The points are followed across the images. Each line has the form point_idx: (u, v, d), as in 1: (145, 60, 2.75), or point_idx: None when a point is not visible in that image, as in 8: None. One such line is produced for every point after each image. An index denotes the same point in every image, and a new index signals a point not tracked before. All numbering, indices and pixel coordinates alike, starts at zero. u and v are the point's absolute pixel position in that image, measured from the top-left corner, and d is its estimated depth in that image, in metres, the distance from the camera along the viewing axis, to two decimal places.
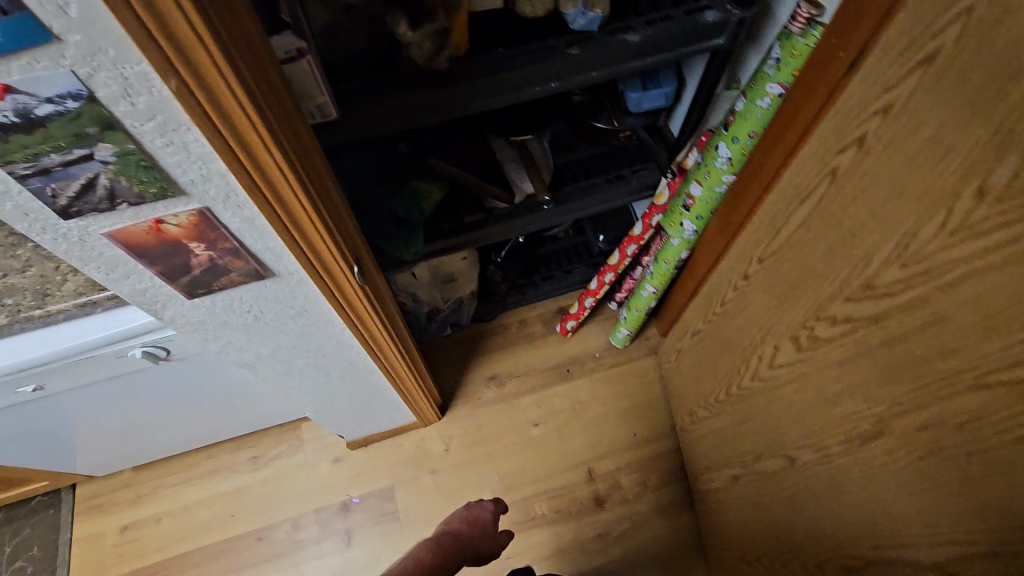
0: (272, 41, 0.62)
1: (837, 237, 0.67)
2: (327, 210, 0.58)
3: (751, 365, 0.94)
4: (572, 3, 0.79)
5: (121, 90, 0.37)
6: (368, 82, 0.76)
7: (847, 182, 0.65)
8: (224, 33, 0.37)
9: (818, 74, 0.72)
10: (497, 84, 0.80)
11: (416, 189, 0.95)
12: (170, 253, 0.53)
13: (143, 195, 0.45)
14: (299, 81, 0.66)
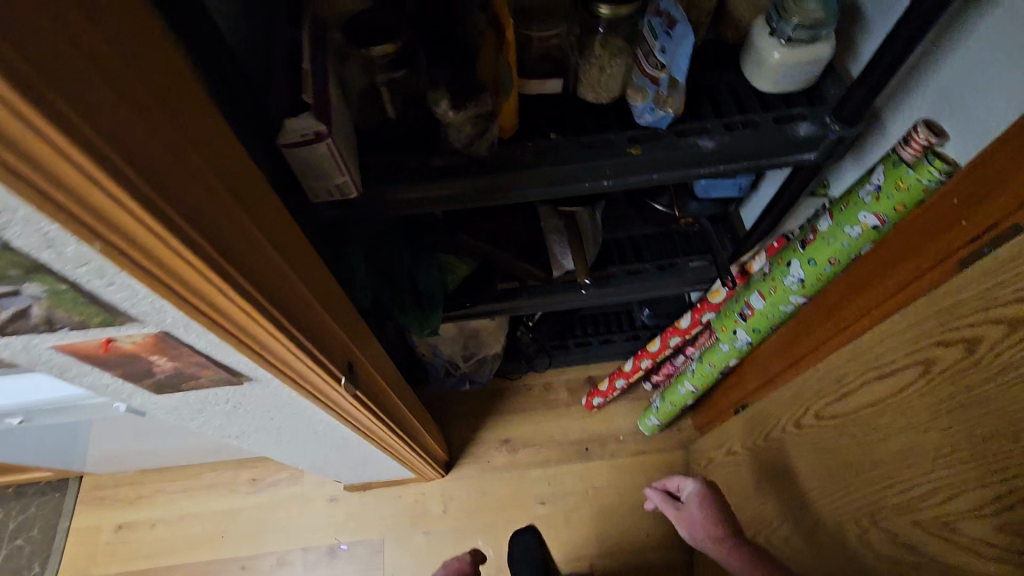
0: (285, 124, 0.55)
1: (925, 443, 0.55)
2: (310, 330, 0.51)
3: (803, 523, 0.83)
4: (642, 96, 0.69)
5: (43, 242, 0.31)
6: (401, 160, 0.70)
7: (948, 385, 0.52)
8: (160, 191, 0.30)
9: (930, 235, 0.60)
10: (543, 177, 0.71)
11: (443, 262, 0.88)
12: (128, 361, 0.47)
13: (86, 321, 0.39)
14: (314, 162, 0.59)
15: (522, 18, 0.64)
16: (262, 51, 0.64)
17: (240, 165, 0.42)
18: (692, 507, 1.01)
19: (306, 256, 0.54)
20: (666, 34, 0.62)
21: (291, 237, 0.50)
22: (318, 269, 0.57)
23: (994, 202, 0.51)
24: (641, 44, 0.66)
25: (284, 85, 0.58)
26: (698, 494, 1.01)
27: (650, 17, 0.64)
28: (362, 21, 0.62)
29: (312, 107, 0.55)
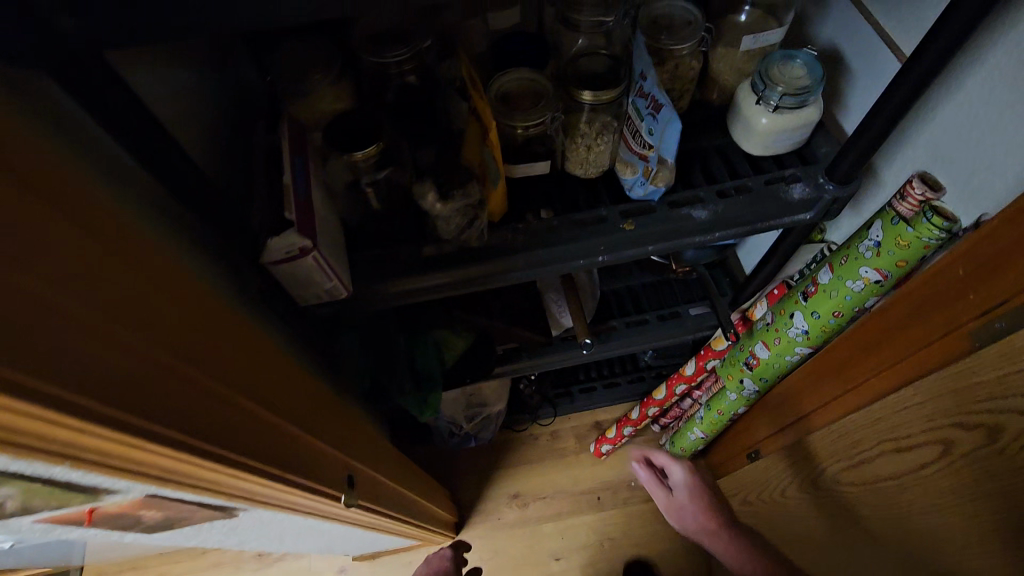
0: (268, 243, 0.53)
1: (971, 531, 0.52)
2: (301, 460, 0.49)
3: None
4: (631, 170, 0.68)
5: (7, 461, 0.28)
6: (391, 252, 0.68)
7: (988, 474, 0.50)
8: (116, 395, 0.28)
9: (934, 304, 0.57)
10: (536, 260, 0.69)
11: (440, 338, 0.87)
12: (115, 517, 0.44)
13: (66, 501, 0.37)
14: (301, 273, 0.58)
15: (504, 107, 0.63)
16: (243, 159, 0.62)
17: (195, 315, 0.40)
18: (681, 494, 1.05)
19: (281, 378, 0.52)
20: (651, 114, 0.63)
21: (262, 367, 0.49)
22: (295, 386, 0.55)
23: (1000, 282, 0.49)
24: (629, 123, 0.67)
25: (266, 199, 0.56)
26: (687, 483, 1.05)
27: (635, 96, 0.65)
28: (338, 124, 0.61)
29: (295, 224, 0.54)
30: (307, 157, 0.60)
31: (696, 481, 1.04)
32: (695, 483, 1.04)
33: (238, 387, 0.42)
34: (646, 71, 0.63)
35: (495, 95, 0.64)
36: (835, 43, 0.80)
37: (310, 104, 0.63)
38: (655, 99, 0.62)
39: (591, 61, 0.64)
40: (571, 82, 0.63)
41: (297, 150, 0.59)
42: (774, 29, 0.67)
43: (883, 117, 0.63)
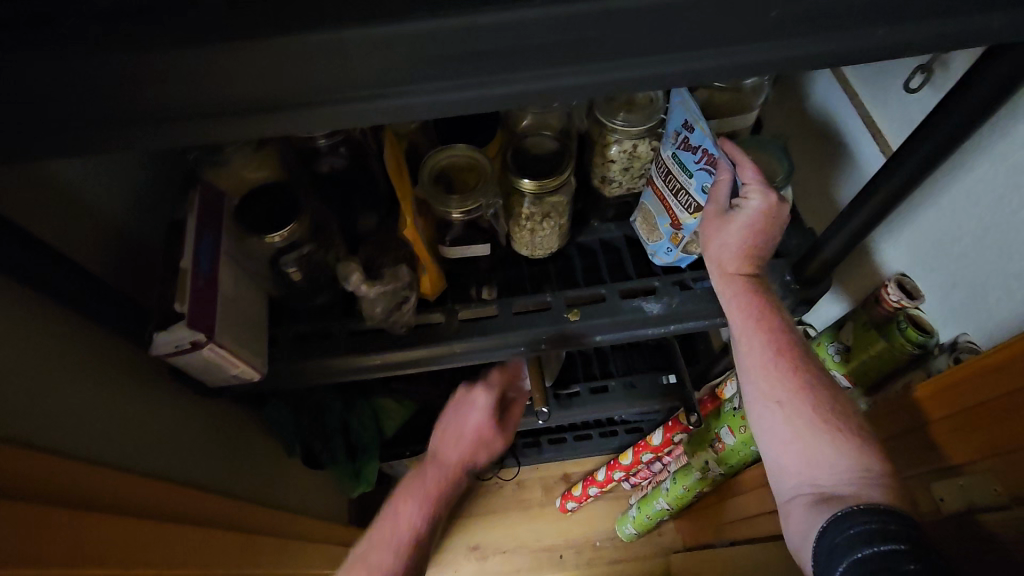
0: (155, 337, 0.49)
1: None
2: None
3: None
4: (661, 235, 0.64)
5: None
6: (316, 329, 0.63)
7: None
8: None
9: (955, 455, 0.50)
10: (470, 347, 0.63)
11: (382, 405, 0.81)
12: None
13: None
14: (201, 364, 0.53)
15: (435, 189, 0.58)
16: (150, 229, 0.58)
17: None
18: (721, 240, 0.55)
19: (196, 503, 0.54)
20: (703, 170, 0.55)
21: (172, 503, 0.51)
22: (212, 505, 0.56)
23: (960, 444, 0.48)
24: (667, 177, 0.60)
25: (165, 285, 0.52)
26: (752, 218, 0.53)
27: (677, 148, 0.57)
28: (256, 202, 0.58)
29: (186, 316, 0.49)
30: (218, 235, 0.55)
31: (773, 217, 0.53)
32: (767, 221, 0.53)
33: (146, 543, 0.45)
34: (694, 121, 0.54)
35: (430, 172, 0.59)
36: (821, 119, 0.74)
37: (231, 172, 0.58)
38: (709, 153, 0.53)
39: (536, 142, 0.61)
40: (511, 166, 0.59)
41: (207, 226, 0.54)
42: (746, 112, 0.62)
43: (855, 223, 0.57)
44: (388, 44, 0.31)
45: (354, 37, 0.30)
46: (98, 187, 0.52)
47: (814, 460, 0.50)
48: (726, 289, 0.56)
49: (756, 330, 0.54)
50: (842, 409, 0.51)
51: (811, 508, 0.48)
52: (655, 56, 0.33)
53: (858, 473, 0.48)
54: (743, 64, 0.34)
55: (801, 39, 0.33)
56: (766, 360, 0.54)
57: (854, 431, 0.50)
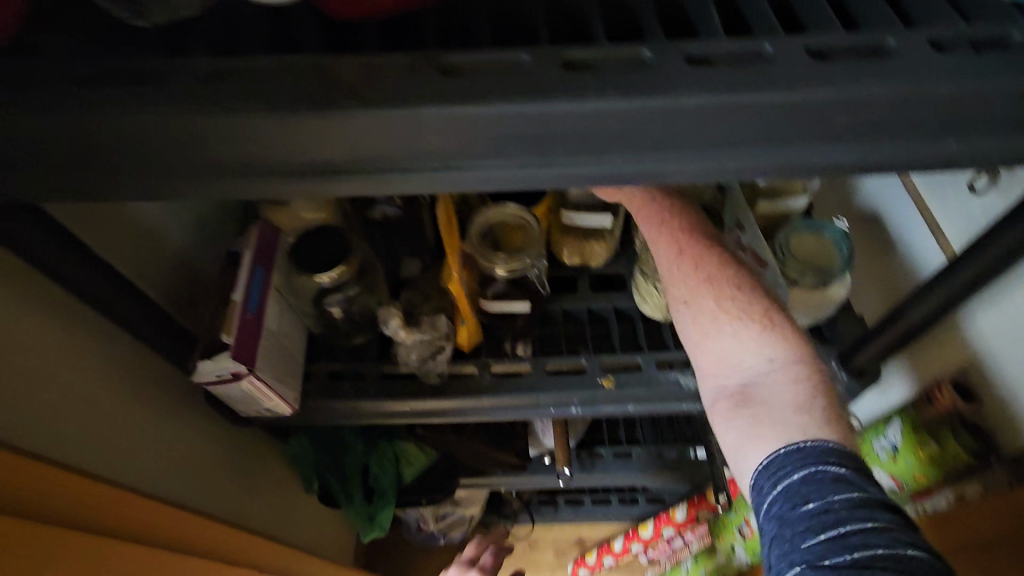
0: (198, 365, 0.51)
1: None
2: None
3: None
4: None
5: None
6: (349, 371, 0.64)
7: None
8: None
9: None
10: (500, 403, 0.63)
11: (402, 449, 0.81)
12: None
13: None
14: (238, 394, 0.54)
15: (484, 246, 0.60)
16: (204, 259, 0.61)
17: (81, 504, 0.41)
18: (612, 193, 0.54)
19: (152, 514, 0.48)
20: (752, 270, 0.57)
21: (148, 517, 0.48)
22: (176, 521, 0.51)
23: None
24: None
25: (215, 313, 0.54)
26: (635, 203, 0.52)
27: None
28: (306, 242, 0.59)
29: (231, 347, 0.51)
30: (268, 269, 0.57)
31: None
32: None
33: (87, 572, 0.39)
34: (745, 223, 0.58)
35: (478, 230, 0.61)
36: (877, 207, 0.72)
37: (288, 212, 0.61)
38: (758, 256, 0.57)
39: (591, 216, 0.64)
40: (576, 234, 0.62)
41: (261, 260, 0.57)
42: (797, 196, 0.62)
43: (905, 322, 0.56)
44: (444, 121, 0.29)
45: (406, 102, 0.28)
46: (165, 212, 0.55)
47: (725, 356, 0.47)
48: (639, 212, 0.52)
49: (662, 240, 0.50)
50: (758, 303, 0.47)
51: (730, 417, 0.45)
52: (727, 152, 0.31)
53: (771, 365, 0.45)
54: (813, 165, 0.32)
55: (874, 145, 0.31)
56: (677, 267, 0.49)
57: (761, 312, 0.47)
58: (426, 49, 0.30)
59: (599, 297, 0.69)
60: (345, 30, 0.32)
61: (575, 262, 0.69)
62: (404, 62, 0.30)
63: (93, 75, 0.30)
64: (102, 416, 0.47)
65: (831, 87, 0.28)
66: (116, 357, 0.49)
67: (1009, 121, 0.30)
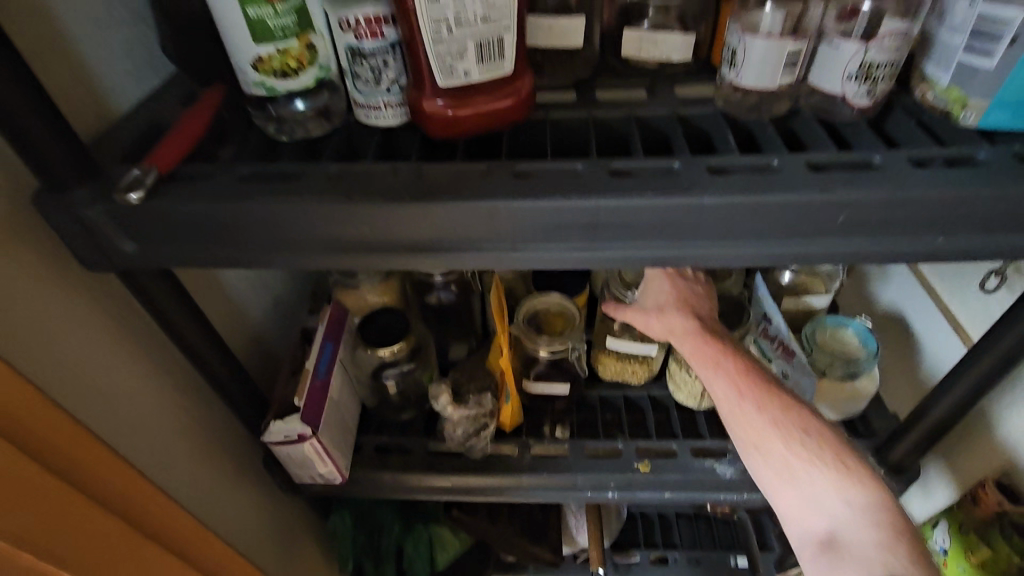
0: (270, 425, 0.56)
1: None
2: None
3: None
4: None
5: None
6: (397, 445, 0.68)
7: None
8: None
9: None
10: (539, 483, 0.65)
11: (437, 534, 0.81)
12: None
13: None
14: (298, 457, 0.59)
15: (529, 330, 0.66)
16: (279, 334, 0.68)
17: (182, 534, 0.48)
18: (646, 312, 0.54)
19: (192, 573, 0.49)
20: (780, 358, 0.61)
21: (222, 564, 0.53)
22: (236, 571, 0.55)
23: None
24: None
25: (288, 380, 0.60)
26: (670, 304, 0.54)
27: (757, 337, 0.64)
28: (371, 320, 0.66)
29: (301, 410, 0.56)
30: (337, 343, 0.64)
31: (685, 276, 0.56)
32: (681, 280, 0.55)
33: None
34: (770, 314, 0.63)
35: (524, 315, 0.67)
36: (899, 307, 0.75)
37: (356, 295, 0.69)
38: (785, 344, 0.61)
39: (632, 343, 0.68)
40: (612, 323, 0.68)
41: (330, 334, 0.64)
42: (820, 294, 0.67)
43: (931, 417, 0.57)
44: (514, 215, 0.36)
45: (488, 196, 0.36)
46: (256, 290, 0.63)
47: (803, 498, 0.45)
48: (685, 339, 0.51)
49: (715, 370, 0.49)
50: (828, 442, 0.46)
51: (815, 567, 0.42)
52: (746, 242, 0.37)
53: (848, 505, 0.43)
54: (822, 255, 0.37)
55: (873, 240, 0.37)
56: (735, 398, 0.48)
57: (833, 448, 0.46)
58: (502, 160, 0.39)
59: (635, 385, 0.73)
60: (437, 145, 0.42)
61: (609, 378, 0.73)
62: (485, 170, 0.38)
63: (250, 175, 0.39)
64: (203, 460, 0.54)
65: (828, 192, 0.35)
66: (205, 414, 0.55)
67: (986, 222, 0.36)
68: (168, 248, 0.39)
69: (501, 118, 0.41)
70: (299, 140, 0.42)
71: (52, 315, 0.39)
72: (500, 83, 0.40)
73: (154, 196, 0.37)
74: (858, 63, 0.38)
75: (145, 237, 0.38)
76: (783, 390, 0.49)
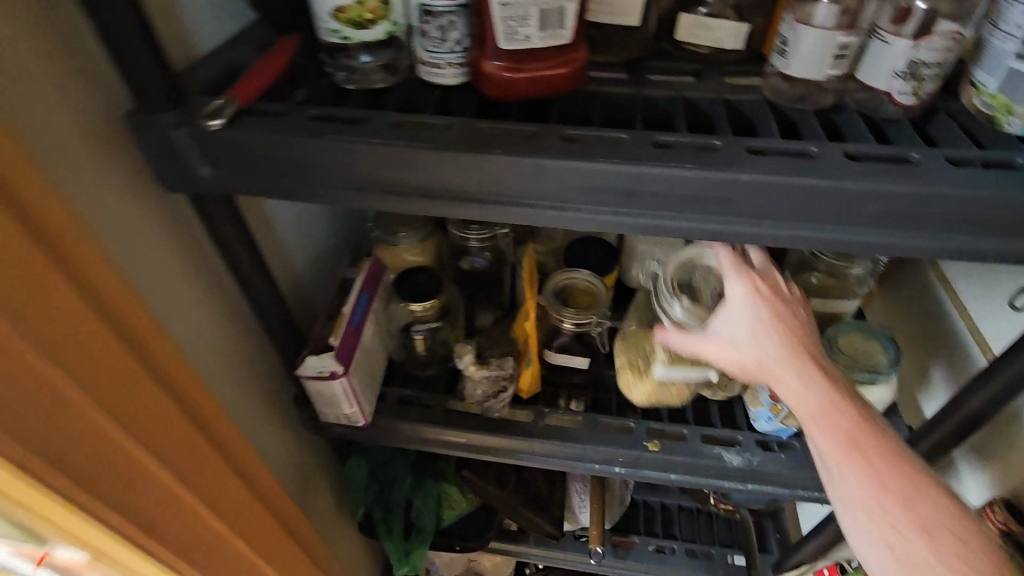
0: (305, 360, 0.60)
1: None
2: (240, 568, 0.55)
3: None
4: (759, 402, 0.66)
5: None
6: (418, 399, 0.71)
7: None
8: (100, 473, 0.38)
9: None
10: (549, 449, 0.68)
11: (446, 491, 0.85)
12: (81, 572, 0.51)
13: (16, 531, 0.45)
14: (327, 394, 0.63)
15: (556, 301, 0.68)
16: (319, 281, 0.72)
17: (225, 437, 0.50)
18: (735, 350, 0.48)
19: (218, 480, 0.49)
20: None
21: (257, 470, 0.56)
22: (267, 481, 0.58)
23: None
24: None
25: (325, 323, 0.64)
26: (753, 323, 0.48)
27: None
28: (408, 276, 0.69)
29: (335, 349, 0.60)
30: (372, 295, 0.68)
31: (786, 303, 0.48)
32: (773, 297, 0.48)
33: (121, 471, 0.39)
34: None
35: (553, 287, 0.70)
36: None
37: (395, 252, 0.72)
38: None
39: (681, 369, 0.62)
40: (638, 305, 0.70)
41: (367, 285, 0.67)
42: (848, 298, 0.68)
43: (965, 410, 0.56)
44: (556, 175, 0.39)
45: (529, 152, 0.38)
46: (303, 236, 0.67)
47: None
48: (803, 401, 0.45)
49: (839, 450, 0.44)
50: (969, 544, 0.41)
51: None
52: (774, 221, 0.39)
53: None
54: (847, 243, 0.39)
55: (900, 232, 0.38)
56: (862, 487, 0.43)
57: (977, 554, 0.40)
58: (550, 123, 0.41)
59: None
60: (490, 105, 0.44)
61: (649, 402, 0.68)
62: (533, 131, 0.40)
63: (317, 115, 0.42)
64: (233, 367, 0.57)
65: (860, 180, 0.36)
66: (228, 326, 0.56)
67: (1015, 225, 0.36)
68: (238, 176, 0.43)
69: (553, 85, 0.43)
70: (363, 90, 0.45)
71: (108, 200, 0.41)
72: (556, 51, 0.42)
73: (232, 125, 0.41)
74: (905, 62, 0.39)
75: (219, 163, 0.42)
76: (920, 477, 0.43)
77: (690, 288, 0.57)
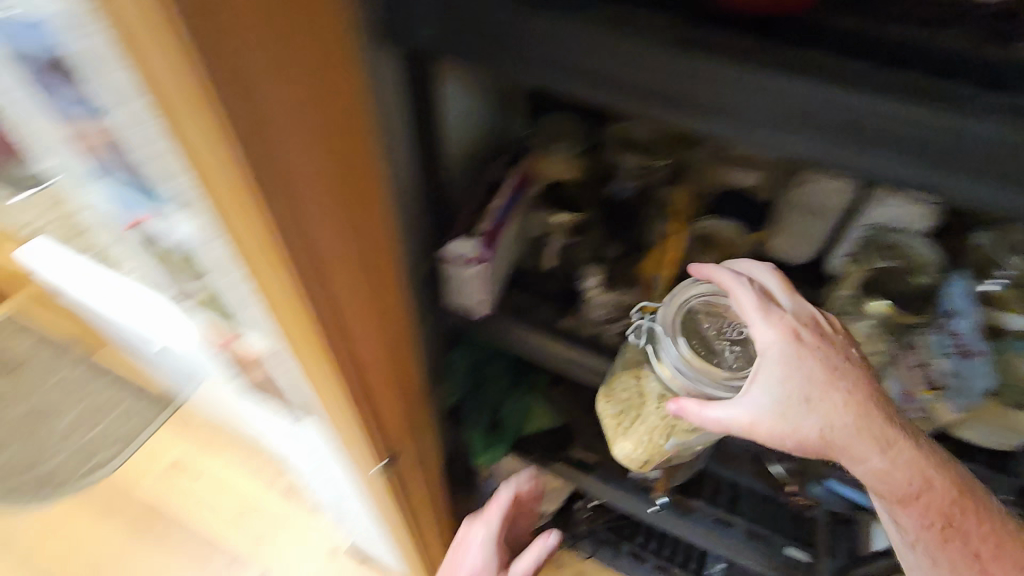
0: (450, 244, 0.65)
1: None
2: (376, 399, 0.59)
3: None
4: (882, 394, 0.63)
5: (204, 247, 0.42)
6: (538, 306, 0.75)
7: None
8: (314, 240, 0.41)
9: None
10: None
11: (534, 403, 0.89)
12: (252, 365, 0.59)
13: (222, 310, 0.51)
14: (460, 280, 0.67)
15: (697, 249, 0.69)
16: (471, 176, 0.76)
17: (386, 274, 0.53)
18: (772, 420, 0.48)
19: (376, 307, 0.52)
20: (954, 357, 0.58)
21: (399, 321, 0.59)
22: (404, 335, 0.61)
23: None
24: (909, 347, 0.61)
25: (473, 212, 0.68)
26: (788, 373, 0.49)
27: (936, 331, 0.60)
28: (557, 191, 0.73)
29: (478, 237, 0.64)
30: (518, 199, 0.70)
31: (825, 346, 0.50)
32: (805, 346, 0.49)
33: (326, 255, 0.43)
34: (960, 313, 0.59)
35: (696, 233, 0.69)
36: None
37: (548, 163, 0.72)
38: (967, 345, 0.58)
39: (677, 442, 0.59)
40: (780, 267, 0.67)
41: (516, 190, 0.70)
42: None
43: None
44: (776, 92, 0.38)
45: (779, 69, 0.38)
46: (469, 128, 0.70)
47: None
48: (868, 449, 0.49)
49: (903, 507, 0.53)
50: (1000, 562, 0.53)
51: None
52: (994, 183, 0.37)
53: None
54: None
55: None
56: (919, 533, 0.54)
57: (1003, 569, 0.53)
58: (777, 41, 0.40)
59: None
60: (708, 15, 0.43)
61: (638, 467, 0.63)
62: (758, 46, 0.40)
63: None
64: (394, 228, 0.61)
65: None
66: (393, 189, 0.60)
67: None
68: (455, 41, 0.45)
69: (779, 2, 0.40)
70: None
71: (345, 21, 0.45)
72: None
73: None
74: None
75: (444, 24, 0.44)
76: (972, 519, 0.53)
77: (696, 332, 0.55)
